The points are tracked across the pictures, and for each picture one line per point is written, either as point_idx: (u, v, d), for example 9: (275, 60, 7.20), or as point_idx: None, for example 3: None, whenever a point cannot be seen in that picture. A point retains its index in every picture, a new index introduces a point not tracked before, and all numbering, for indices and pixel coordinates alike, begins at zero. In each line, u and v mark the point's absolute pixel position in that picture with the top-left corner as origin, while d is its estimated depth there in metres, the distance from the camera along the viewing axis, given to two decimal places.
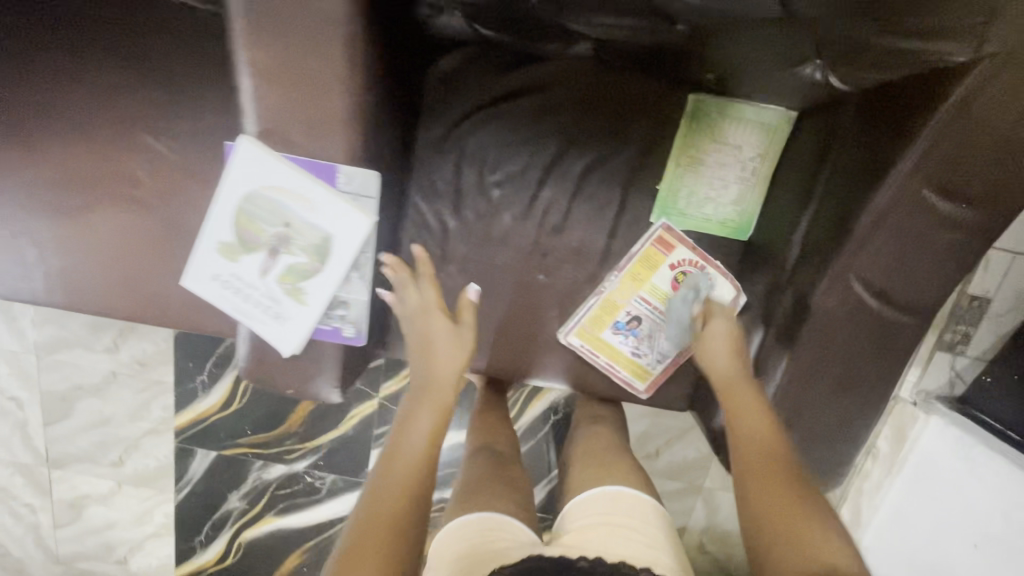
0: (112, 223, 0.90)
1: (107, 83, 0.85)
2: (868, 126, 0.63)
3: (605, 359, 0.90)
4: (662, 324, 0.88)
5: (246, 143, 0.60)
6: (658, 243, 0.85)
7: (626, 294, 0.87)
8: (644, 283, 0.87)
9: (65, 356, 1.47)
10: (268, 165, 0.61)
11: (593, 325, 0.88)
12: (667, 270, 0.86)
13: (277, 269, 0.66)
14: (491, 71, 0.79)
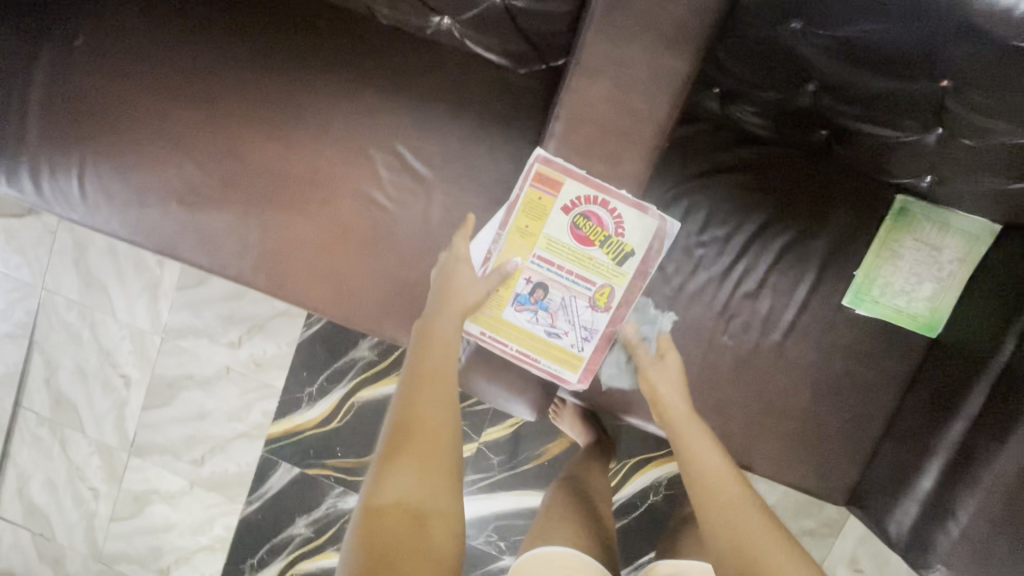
0: (335, 221, 0.99)
1: (369, 102, 0.97)
2: None
3: (513, 350, 0.78)
4: (579, 289, 0.75)
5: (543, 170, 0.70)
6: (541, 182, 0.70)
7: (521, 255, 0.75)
8: (535, 238, 0.74)
9: (189, 343, 1.52)
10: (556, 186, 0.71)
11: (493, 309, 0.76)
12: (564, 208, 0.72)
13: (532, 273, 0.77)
14: (718, 146, 0.89)
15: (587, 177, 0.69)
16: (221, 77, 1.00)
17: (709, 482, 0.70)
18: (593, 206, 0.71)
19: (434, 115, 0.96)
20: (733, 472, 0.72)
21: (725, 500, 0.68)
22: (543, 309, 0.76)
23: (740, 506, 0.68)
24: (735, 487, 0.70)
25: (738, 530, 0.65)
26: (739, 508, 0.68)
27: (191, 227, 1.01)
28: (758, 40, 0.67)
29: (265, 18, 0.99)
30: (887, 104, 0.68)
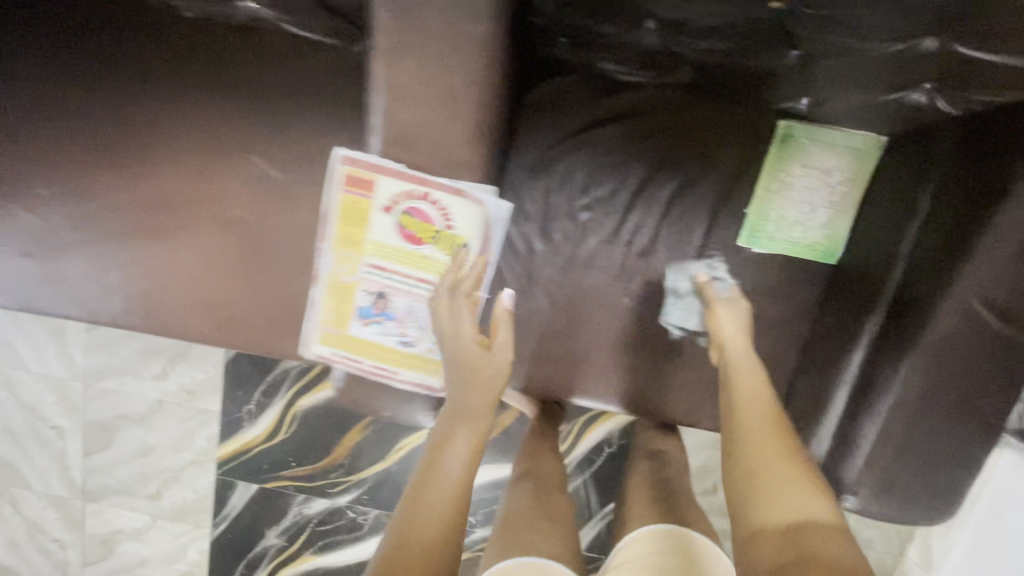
0: (197, 245, 0.91)
1: (206, 110, 0.87)
2: (980, 146, 0.64)
3: (368, 364, 0.74)
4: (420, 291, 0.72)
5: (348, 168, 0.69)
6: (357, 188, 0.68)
7: (354, 266, 0.73)
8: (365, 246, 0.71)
9: (112, 384, 1.46)
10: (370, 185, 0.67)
11: (337, 325, 0.74)
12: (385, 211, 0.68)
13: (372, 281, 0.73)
14: (585, 99, 0.81)
15: (400, 171, 0.63)
16: (35, 107, 0.89)
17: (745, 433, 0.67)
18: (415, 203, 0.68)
19: (279, 112, 0.86)
20: (771, 416, 0.69)
21: (760, 445, 0.66)
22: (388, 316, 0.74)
23: (772, 453, 0.64)
24: (771, 431, 0.67)
25: (766, 470, 0.63)
26: (773, 456, 0.64)
27: (46, 278, 0.92)
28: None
29: (75, 34, 0.89)
30: None
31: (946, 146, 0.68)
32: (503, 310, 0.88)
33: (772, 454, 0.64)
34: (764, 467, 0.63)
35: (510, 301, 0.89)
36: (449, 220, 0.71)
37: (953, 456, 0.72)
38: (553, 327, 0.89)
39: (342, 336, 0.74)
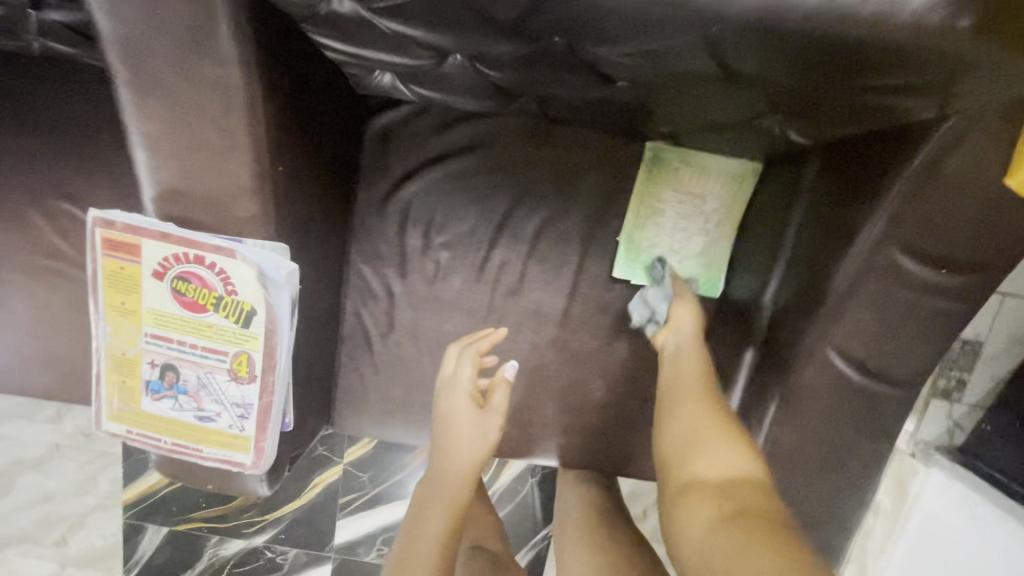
0: (25, 298, 0.83)
1: (23, 152, 0.79)
2: (838, 184, 0.57)
3: (167, 442, 0.59)
4: (211, 362, 0.56)
5: (100, 226, 0.52)
6: (115, 249, 0.53)
7: (132, 338, 0.56)
8: (138, 313, 0.55)
9: (6, 429, 1.38)
10: (131, 242, 0.52)
11: (123, 402, 0.58)
12: (155, 275, 0.53)
13: (154, 355, 0.56)
14: (431, 128, 0.76)
15: (165, 228, 0.52)
16: None
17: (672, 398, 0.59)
18: (188, 264, 0.53)
19: (107, 153, 0.79)
20: (701, 383, 0.60)
21: (684, 405, 0.57)
22: (180, 394, 0.57)
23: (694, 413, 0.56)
24: (697, 392, 0.58)
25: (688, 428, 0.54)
26: (691, 418, 0.55)
27: None
28: (351, 24, 0.47)
29: None
30: (535, 61, 0.51)
31: (809, 176, 0.63)
32: (366, 357, 0.82)
33: (693, 420, 0.55)
34: (681, 425, 0.55)
35: (372, 348, 0.82)
36: (229, 285, 0.54)
37: (829, 513, 0.66)
38: (419, 372, 0.83)
39: (131, 414, 0.59)
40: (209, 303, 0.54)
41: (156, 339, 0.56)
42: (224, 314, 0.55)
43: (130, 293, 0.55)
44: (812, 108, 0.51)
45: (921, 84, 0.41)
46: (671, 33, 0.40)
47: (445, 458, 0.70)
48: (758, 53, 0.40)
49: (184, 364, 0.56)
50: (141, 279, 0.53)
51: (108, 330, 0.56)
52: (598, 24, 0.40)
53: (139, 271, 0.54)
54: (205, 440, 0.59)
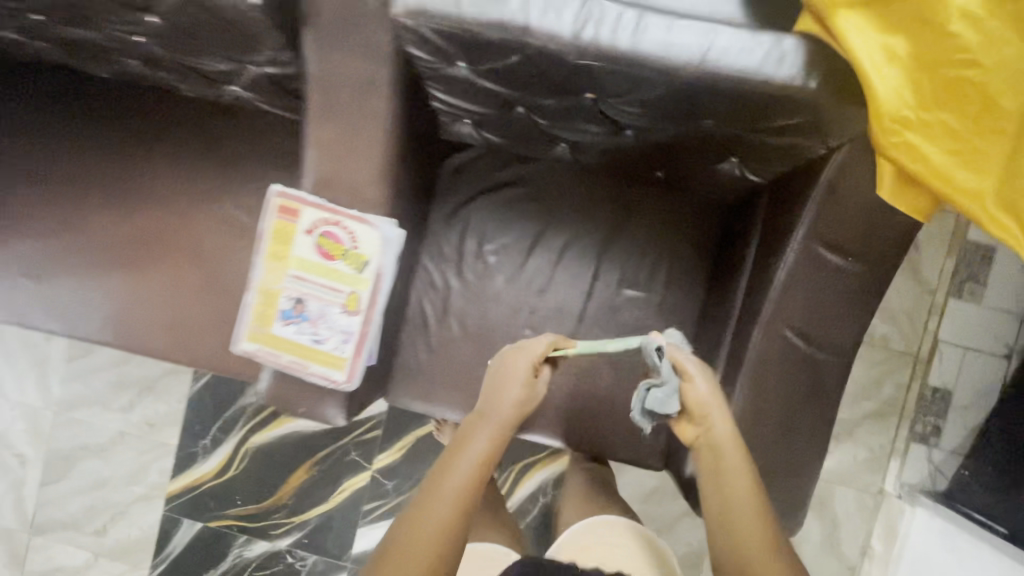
0: (169, 273, 1.08)
1: (191, 166, 1.08)
2: (777, 206, 0.81)
3: (285, 358, 0.81)
4: (331, 297, 0.80)
5: (277, 196, 0.78)
6: (282, 213, 0.78)
7: (278, 277, 0.80)
8: (288, 259, 0.79)
9: (81, 414, 1.56)
10: (294, 208, 0.78)
11: (260, 324, 0.81)
12: (306, 232, 0.78)
13: (292, 290, 0.80)
14: (491, 167, 1.02)
15: (319, 201, 0.78)
16: (54, 160, 1.09)
17: (729, 517, 0.72)
18: (330, 226, 0.78)
19: (251, 171, 1.07)
20: (752, 492, 0.73)
21: (741, 524, 0.71)
22: (304, 320, 0.80)
23: (751, 533, 0.71)
24: (750, 509, 0.72)
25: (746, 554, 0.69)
26: (750, 540, 0.70)
27: (41, 296, 1.10)
28: (458, 82, 0.76)
29: (86, 100, 1.08)
30: (570, 111, 0.78)
31: (760, 205, 0.87)
32: (421, 336, 1.04)
33: (752, 540, 0.70)
34: (740, 549, 0.70)
35: (428, 329, 1.04)
36: (355, 241, 0.78)
37: (787, 466, 0.83)
38: (463, 352, 1.03)
39: (264, 334, 0.81)
40: (339, 255, 0.79)
41: (297, 279, 0.80)
42: (348, 263, 0.79)
43: (285, 245, 0.79)
44: (753, 150, 0.76)
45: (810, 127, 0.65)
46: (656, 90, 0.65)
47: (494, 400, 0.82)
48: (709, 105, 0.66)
49: (313, 298, 0.80)
50: (296, 235, 0.78)
51: (264, 269, 0.80)
52: (612, 84, 0.66)
53: (294, 230, 0.79)
54: (315, 358, 0.80)
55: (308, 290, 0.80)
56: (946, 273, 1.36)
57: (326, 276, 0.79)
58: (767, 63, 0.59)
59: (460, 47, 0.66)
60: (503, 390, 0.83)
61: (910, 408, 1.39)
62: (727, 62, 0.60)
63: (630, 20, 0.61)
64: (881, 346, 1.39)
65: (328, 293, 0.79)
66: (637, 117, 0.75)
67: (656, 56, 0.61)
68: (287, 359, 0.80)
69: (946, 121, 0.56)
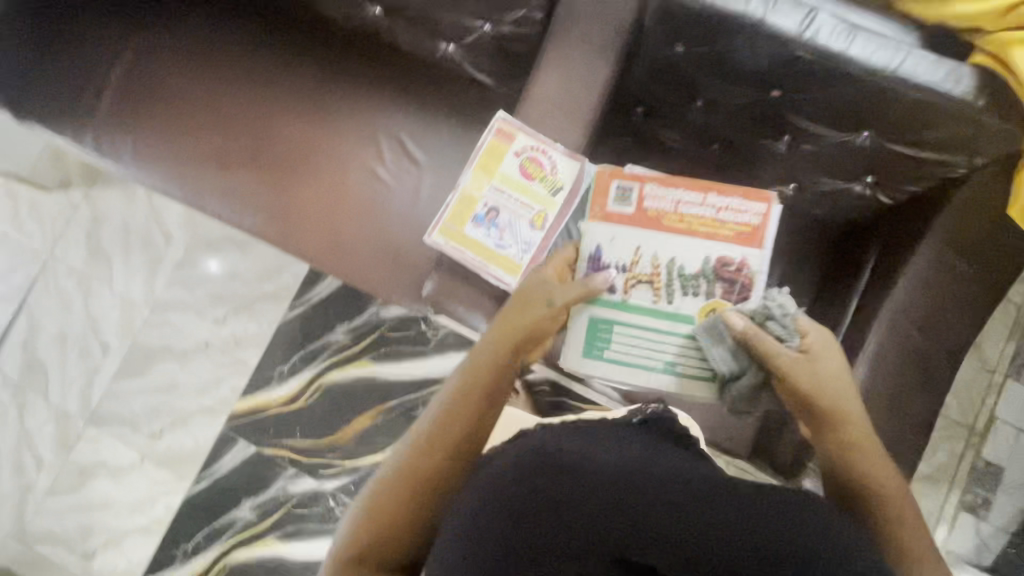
0: (339, 188, 1.23)
1: (384, 103, 1.24)
2: (906, 222, 0.95)
3: (470, 255, 0.93)
4: (522, 212, 0.94)
5: (500, 120, 0.94)
6: (500, 134, 0.94)
7: (481, 186, 0.95)
8: (494, 174, 0.94)
9: (175, 318, 1.64)
10: (512, 132, 0.94)
11: (454, 222, 0.94)
12: (515, 154, 0.94)
13: (491, 199, 0.94)
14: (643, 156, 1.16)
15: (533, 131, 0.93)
16: (269, 72, 1.26)
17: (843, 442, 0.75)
18: (537, 153, 0.93)
19: (432, 117, 1.23)
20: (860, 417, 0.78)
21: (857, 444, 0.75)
22: (495, 226, 0.94)
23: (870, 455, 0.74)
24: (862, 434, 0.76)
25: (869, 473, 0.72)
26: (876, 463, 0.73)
27: (221, 184, 1.25)
28: (668, 65, 0.92)
29: (308, 31, 1.27)
30: (749, 108, 0.95)
31: (882, 226, 1.01)
32: None
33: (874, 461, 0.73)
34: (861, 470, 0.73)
35: None
36: (555, 170, 0.93)
37: (891, 450, 0.89)
38: None
39: (456, 231, 0.93)
40: (538, 178, 0.94)
41: (497, 191, 0.95)
42: (543, 187, 0.94)
43: (494, 161, 0.94)
44: (896, 168, 0.91)
45: (964, 145, 0.81)
46: (844, 92, 0.82)
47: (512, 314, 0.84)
48: (882, 112, 0.81)
49: (507, 210, 0.94)
50: (507, 154, 0.94)
51: (471, 177, 0.94)
52: (807, 80, 0.83)
53: (505, 151, 0.94)
54: (495, 261, 0.93)
55: (505, 202, 0.94)
56: (1005, 356, 1.47)
57: (523, 194, 0.94)
58: (945, 82, 0.76)
59: (694, 27, 0.83)
60: (533, 298, 0.85)
61: (964, 477, 1.45)
62: (911, 75, 0.77)
63: (842, 31, 0.78)
64: (939, 411, 1.47)
65: (521, 208, 0.94)
66: (809, 117, 0.91)
67: (856, 62, 0.78)
68: (472, 255, 0.93)
69: None
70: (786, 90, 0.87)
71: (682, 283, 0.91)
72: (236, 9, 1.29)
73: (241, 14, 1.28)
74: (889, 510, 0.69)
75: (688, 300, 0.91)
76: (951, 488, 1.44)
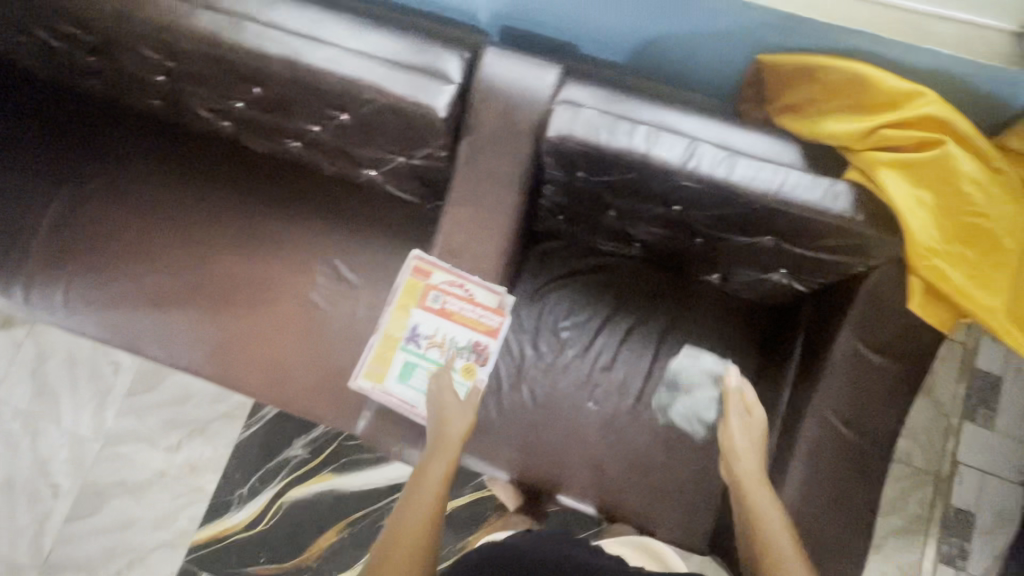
0: (278, 321, 1.22)
1: (315, 229, 1.25)
2: (824, 310, 0.97)
3: (397, 397, 0.92)
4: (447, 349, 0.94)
5: (415, 258, 0.95)
6: (416, 272, 0.94)
7: (403, 325, 0.94)
8: (413, 312, 0.95)
9: (127, 449, 1.59)
10: (426, 269, 0.94)
11: (378, 364, 0.93)
12: (435, 292, 0.94)
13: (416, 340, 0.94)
14: (571, 256, 1.19)
15: (450, 267, 0.94)
16: (202, 209, 1.28)
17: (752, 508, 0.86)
18: (454, 289, 0.94)
19: (361, 237, 1.24)
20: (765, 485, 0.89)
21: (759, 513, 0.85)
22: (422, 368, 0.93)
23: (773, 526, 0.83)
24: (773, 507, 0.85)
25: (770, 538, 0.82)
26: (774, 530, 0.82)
27: (157, 325, 1.23)
28: (574, 188, 0.95)
29: (239, 165, 1.29)
30: (657, 219, 0.98)
31: (806, 310, 1.03)
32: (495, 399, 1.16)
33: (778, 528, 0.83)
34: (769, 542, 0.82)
35: (501, 394, 1.16)
36: (475, 304, 0.94)
37: (838, 548, 0.88)
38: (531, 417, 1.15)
39: (381, 373, 0.93)
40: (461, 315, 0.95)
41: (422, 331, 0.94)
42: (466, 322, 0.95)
43: (414, 300, 0.95)
44: (804, 263, 0.94)
45: (861, 249, 0.83)
46: (737, 209, 0.84)
47: (444, 419, 0.88)
48: (776, 226, 0.85)
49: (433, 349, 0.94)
50: (427, 293, 0.94)
51: (392, 317, 0.95)
52: (700, 200, 0.86)
53: (425, 290, 0.94)
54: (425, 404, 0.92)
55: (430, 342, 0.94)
56: (959, 398, 1.49)
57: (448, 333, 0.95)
58: (824, 201, 0.79)
59: (587, 161, 0.87)
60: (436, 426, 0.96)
61: (937, 528, 1.44)
62: (792, 197, 0.80)
63: (723, 160, 0.82)
64: (903, 462, 1.47)
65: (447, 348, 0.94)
66: (712, 226, 0.93)
67: (741, 187, 0.81)
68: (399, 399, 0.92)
69: (965, 253, 0.73)
70: (684, 207, 0.90)
71: (455, 347, 0.95)
72: (166, 151, 1.31)
73: (171, 155, 1.31)
74: (761, 532, 0.83)
75: (458, 359, 0.95)
76: (926, 540, 1.43)
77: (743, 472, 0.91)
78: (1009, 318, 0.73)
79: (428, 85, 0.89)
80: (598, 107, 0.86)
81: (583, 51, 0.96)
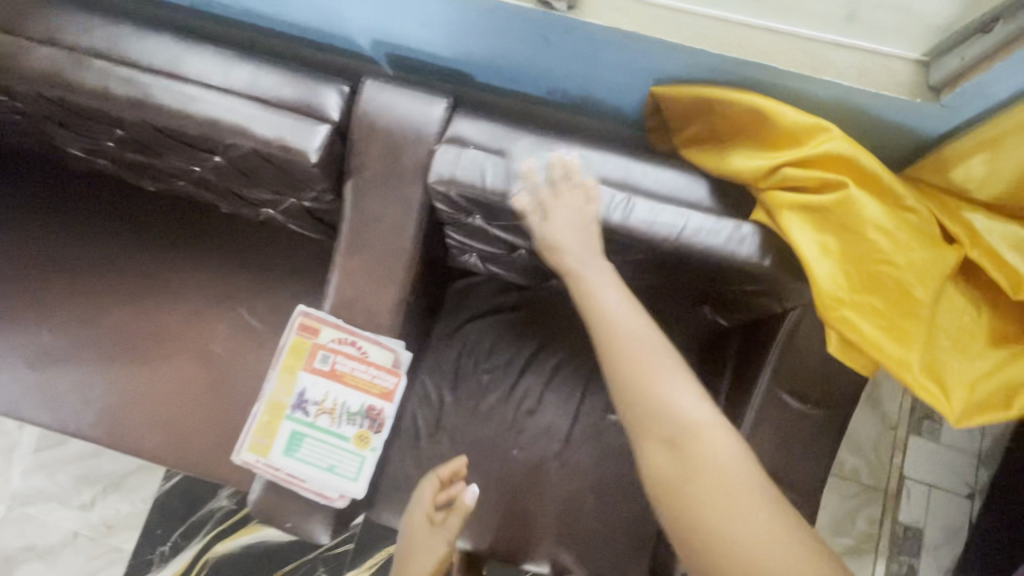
0: (177, 375, 1.12)
1: (215, 273, 1.15)
2: (748, 348, 0.90)
3: (285, 471, 0.84)
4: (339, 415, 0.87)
5: (300, 314, 0.86)
6: (302, 330, 0.86)
7: (290, 391, 0.87)
8: (302, 375, 0.87)
9: (35, 511, 1.47)
10: (313, 325, 0.86)
11: (264, 436, 0.86)
12: (323, 352, 0.87)
13: (305, 407, 0.87)
14: (490, 293, 1.11)
15: (338, 322, 0.86)
16: (88, 256, 1.16)
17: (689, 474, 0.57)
18: (344, 347, 0.86)
19: (266, 279, 1.15)
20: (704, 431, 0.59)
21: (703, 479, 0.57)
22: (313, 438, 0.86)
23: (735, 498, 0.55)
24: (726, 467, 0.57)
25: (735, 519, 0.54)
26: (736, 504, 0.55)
27: (38, 386, 1.11)
28: (474, 229, 0.88)
29: (128, 206, 1.18)
30: None
31: (732, 346, 0.97)
32: (414, 451, 1.08)
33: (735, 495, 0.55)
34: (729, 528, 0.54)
35: (420, 444, 1.08)
36: (368, 363, 0.87)
37: None
38: None
39: (267, 447, 0.85)
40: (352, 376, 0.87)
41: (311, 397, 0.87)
42: (359, 383, 0.88)
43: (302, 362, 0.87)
44: (723, 300, 0.87)
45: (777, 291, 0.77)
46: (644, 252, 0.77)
47: (416, 541, 0.89)
48: (686, 268, 0.78)
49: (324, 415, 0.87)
50: (315, 354, 0.87)
51: (277, 382, 0.87)
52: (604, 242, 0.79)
53: (313, 350, 0.87)
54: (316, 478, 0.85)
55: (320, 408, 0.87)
56: (905, 411, 1.46)
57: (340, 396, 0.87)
58: (729, 244, 0.72)
59: (479, 204, 0.78)
60: (420, 549, 0.89)
61: (886, 545, 1.41)
62: (696, 240, 0.73)
63: (621, 202, 0.75)
64: (851, 479, 1.44)
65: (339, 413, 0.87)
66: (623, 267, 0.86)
67: (642, 231, 0.74)
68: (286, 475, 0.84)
69: (875, 304, 0.68)
70: None
71: (347, 414, 0.88)
72: (46, 193, 1.19)
73: (52, 198, 1.18)
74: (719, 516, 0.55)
75: (352, 426, 0.88)
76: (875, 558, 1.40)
77: (680, 432, 0.59)
78: (922, 373, 0.68)
79: (299, 125, 0.79)
80: (486, 146, 0.79)
81: (477, 79, 0.88)
